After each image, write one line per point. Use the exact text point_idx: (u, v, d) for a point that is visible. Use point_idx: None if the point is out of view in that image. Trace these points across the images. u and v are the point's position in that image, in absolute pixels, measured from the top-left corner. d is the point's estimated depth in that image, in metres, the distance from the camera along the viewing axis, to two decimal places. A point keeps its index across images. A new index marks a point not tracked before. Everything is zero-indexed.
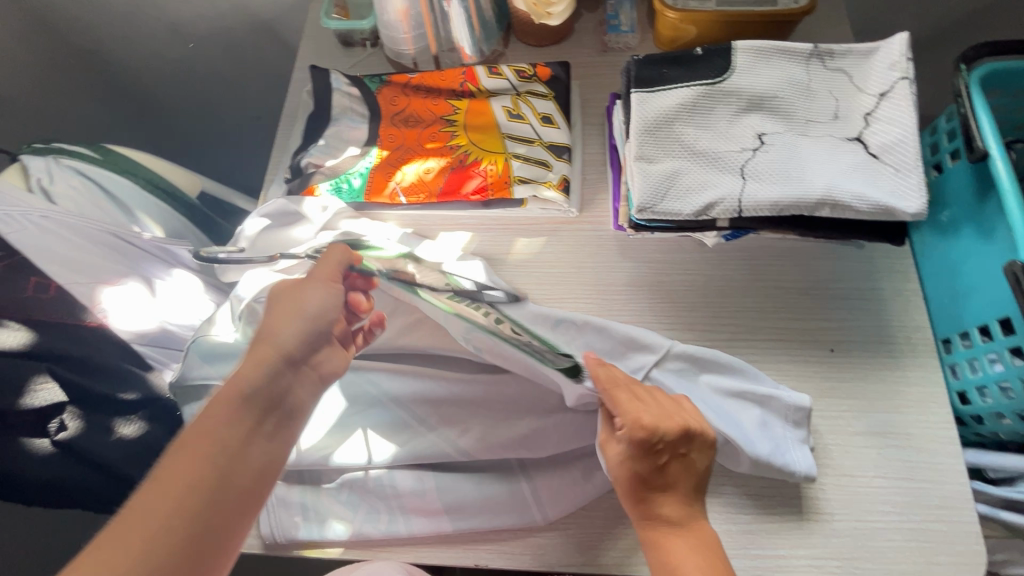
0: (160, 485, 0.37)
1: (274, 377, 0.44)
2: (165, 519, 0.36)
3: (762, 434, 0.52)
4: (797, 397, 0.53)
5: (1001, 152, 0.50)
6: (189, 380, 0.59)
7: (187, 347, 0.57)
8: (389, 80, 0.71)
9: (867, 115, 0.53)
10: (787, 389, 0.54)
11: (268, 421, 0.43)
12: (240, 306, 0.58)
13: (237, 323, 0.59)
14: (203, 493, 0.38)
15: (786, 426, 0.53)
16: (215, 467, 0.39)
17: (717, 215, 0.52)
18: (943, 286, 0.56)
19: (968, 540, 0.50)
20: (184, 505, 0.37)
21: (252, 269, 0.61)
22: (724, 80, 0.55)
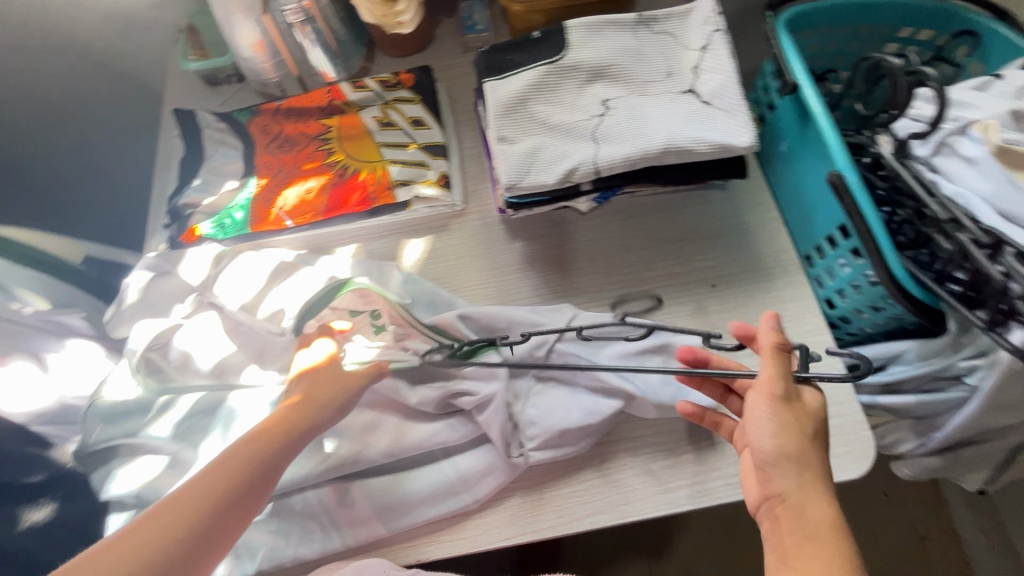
0: (142, 528, 0.42)
1: (277, 444, 0.49)
2: (137, 555, 0.41)
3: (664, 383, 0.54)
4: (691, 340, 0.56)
5: (808, 80, 0.56)
6: (91, 446, 0.56)
7: (82, 410, 0.55)
8: (258, 111, 0.72)
9: (694, 68, 0.58)
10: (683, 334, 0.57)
11: (253, 482, 0.47)
12: (134, 359, 0.58)
13: (136, 376, 0.58)
14: (171, 542, 0.42)
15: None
16: (189, 521, 0.43)
17: (579, 179, 0.55)
18: (795, 208, 0.62)
19: (858, 428, 0.55)
20: (155, 547, 0.41)
21: (143, 320, 0.61)
22: (564, 57, 0.59)
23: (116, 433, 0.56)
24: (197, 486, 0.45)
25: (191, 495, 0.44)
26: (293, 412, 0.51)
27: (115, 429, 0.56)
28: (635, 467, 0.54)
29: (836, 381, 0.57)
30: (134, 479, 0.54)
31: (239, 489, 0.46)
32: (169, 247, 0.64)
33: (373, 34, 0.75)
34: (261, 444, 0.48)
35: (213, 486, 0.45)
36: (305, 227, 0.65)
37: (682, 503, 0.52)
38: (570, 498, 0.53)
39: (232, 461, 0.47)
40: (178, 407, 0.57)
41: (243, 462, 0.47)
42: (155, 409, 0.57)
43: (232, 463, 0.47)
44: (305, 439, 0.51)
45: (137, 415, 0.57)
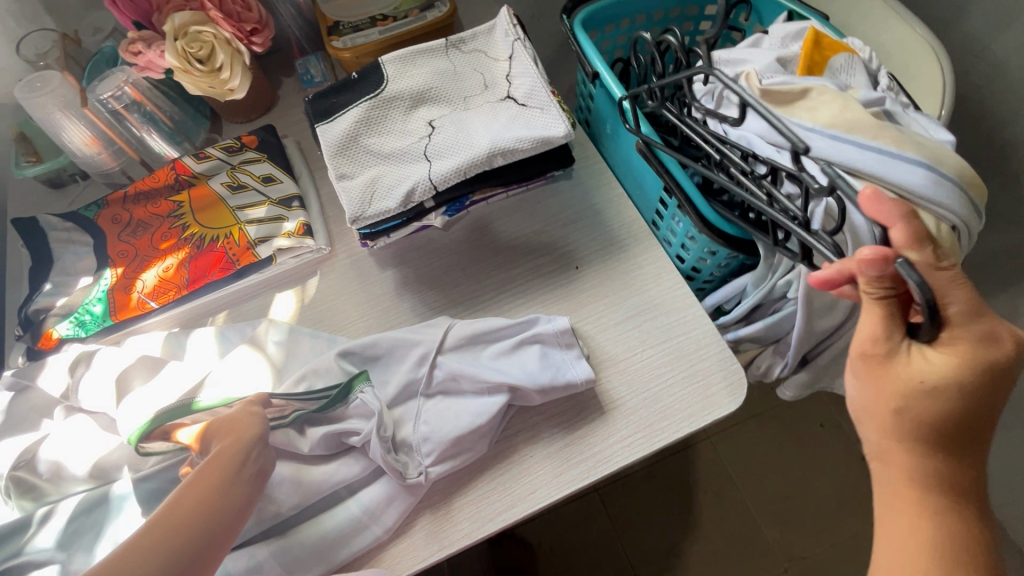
0: None
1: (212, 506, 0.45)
2: None
3: (544, 365, 0.57)
4: (559, 322, 0.58)
5: (605, 67, 0.62)
6: None
7: None
8: (105, 202, 0.70)
9: (506, 76, 0.63)
10: (553, 319, 0.59)
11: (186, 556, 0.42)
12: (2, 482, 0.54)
13: (9, 499, 0.54)
14: None
15: (563, 349, 0.58)
16: None
17: (421, 197, 0.58)
18: (632, 181, 0.68)
19: (729, 364, 0.59)
20: None
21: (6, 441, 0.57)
22: (384, 89, 0.62)
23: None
24: (124, 555, 0.40)
25: (134, 556, 0.40)
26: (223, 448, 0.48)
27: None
28: (536, 453, 0.56)
29: (701, 326, 0.61)
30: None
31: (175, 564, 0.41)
32: (27, 359, 0.61)
33: (213, 106, 0.76)
34: (190, 504, 0.44)
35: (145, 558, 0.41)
36: (171, 304, 0.64)
37: (585, 476, 0.54)
38: (479, 501, 0.54)
39: (168, 511, 0.44)
40: (53, 525, 0.53)
41: (183, 509, 0.44)
42: (29, 532, 0.52)
43: (171, 529, 0.43)
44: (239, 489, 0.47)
45: (6, 546, 0.52)
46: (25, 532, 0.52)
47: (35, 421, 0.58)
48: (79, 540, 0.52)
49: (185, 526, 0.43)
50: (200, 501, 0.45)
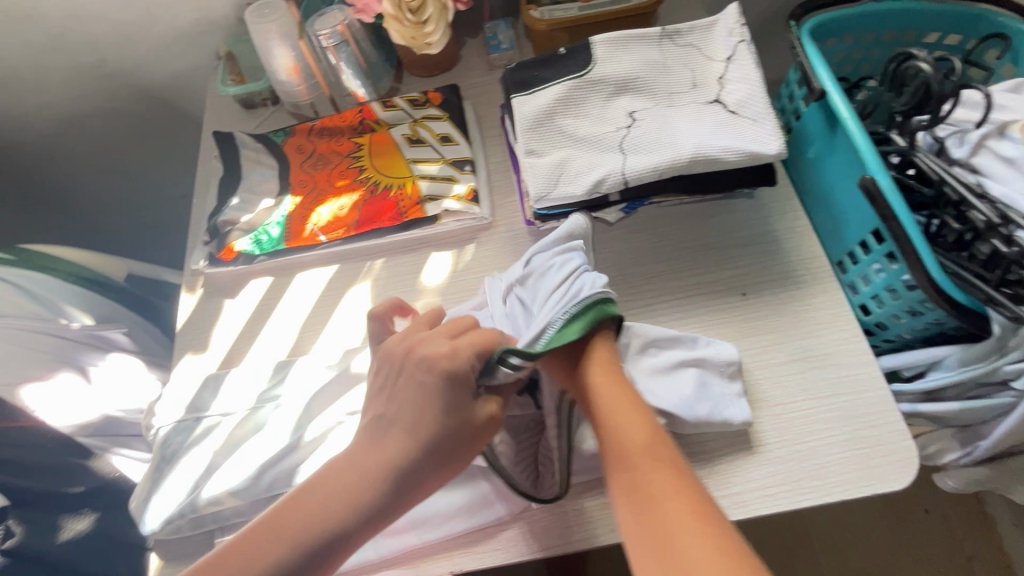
0: (283, 516, 0.44)
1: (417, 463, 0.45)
2: (274, 551, 0.42)
3: (702, 395, 0.54)
4: (726, 351, 0.56)
5: (836, 87, 0.56)
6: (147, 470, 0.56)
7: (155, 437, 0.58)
8: (293, 131, 0.74)
9: (720, 78, 0.59)
10: (718, 346, 0.57)
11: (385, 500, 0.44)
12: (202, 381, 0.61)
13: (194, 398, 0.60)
14: (304, 543, 0.43)
15: (724, 382, 0.55)
16: (317, 528, 0.43)
17: (608, 190, 0.56)
18: (825, 213, 0.62)
19: (899, 437, 0.53)
20: (290, 545, 0.42)
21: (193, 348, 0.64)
22: (590, 71, 0.60)
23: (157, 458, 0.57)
24: (332, 480, 0.45)
25: (337, 488, 0.44)
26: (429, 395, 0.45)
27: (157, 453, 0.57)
28: None
29: (875, 389, 0.56)
30: (167, 505, 0.54)
31: (365, 511, 0.44)
32: (209, 264, 0.67)
33: (402, 55, 0.77)
34: (394, 451, 0.45)
35: (344, 491, 0.44)
36: (338, 241, 0.67)
37: None
38: (605, 509, 0.52)
39: (378, 450, 0.45)
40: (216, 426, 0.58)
41: (388, 452, 0.45)
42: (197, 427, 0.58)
43: (370, 466, 0.45)
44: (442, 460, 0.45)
45: (178, 436, 0.57)
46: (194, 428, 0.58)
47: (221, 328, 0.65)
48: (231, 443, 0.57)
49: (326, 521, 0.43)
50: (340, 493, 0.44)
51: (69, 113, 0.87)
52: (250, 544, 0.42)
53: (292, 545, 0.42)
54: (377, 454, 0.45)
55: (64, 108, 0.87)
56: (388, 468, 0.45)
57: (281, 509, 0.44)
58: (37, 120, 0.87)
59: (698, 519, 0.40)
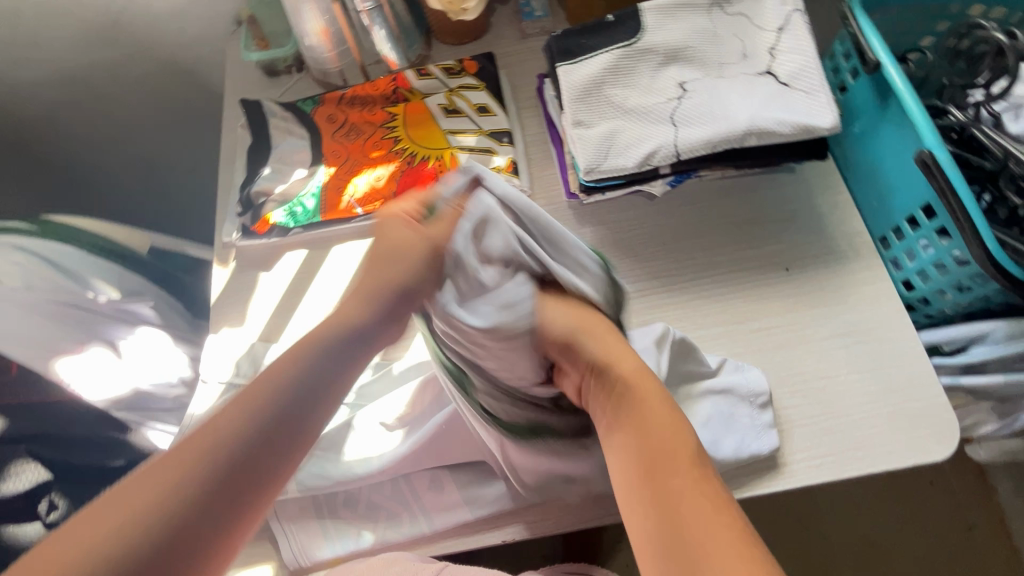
0: (193, 441, 0.37)
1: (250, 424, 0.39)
2: (178, 484, 0.35)
3: (728, 428, 0.53)
4: (755, 380, 0.55)
5: (891, 59, 0.55)
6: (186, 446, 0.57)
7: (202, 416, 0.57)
8: (322, 100, 0.72)
9: (771, 49, 0.58)
10: (749, 372, 0.56)
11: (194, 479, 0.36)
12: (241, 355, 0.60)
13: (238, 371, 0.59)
14: (208, 463, 0.36)
15: (754, 412, 0.54)
16: (214, 466, 0.37)
17: (659, 162, 0.55)
18: (869, 189, 0.62)
19: (942, 410, 0.54)
20: (190, 475, 0.36)
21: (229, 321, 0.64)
22: (638, 40, 0.59)
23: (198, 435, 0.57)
24: (257, 390, 0.40)
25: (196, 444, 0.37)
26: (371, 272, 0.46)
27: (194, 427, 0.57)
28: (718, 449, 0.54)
29: (918, 363, 0.56)
30: None
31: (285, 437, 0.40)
32: (243, 236, 0.66)
33: (432, 22, 0.75)
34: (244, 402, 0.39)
35: (229, 430, 0.38)
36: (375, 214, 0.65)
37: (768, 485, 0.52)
38: None
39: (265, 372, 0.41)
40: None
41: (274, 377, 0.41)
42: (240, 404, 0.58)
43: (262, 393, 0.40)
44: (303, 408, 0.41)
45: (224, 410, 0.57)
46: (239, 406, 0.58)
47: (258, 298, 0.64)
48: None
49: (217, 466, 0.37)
50: (232, 440, 0.38)
51: (81, 80, 0.84)
52: (147, 479, 0.35)
53: (177, 486, 0.35)
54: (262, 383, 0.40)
55: (75, 75, 0.83)
56: (244, 424, 0.38)
57: (189, 439, 0.37)
58: (45, 87, 0.83)
59: (740, 551, 0.35)
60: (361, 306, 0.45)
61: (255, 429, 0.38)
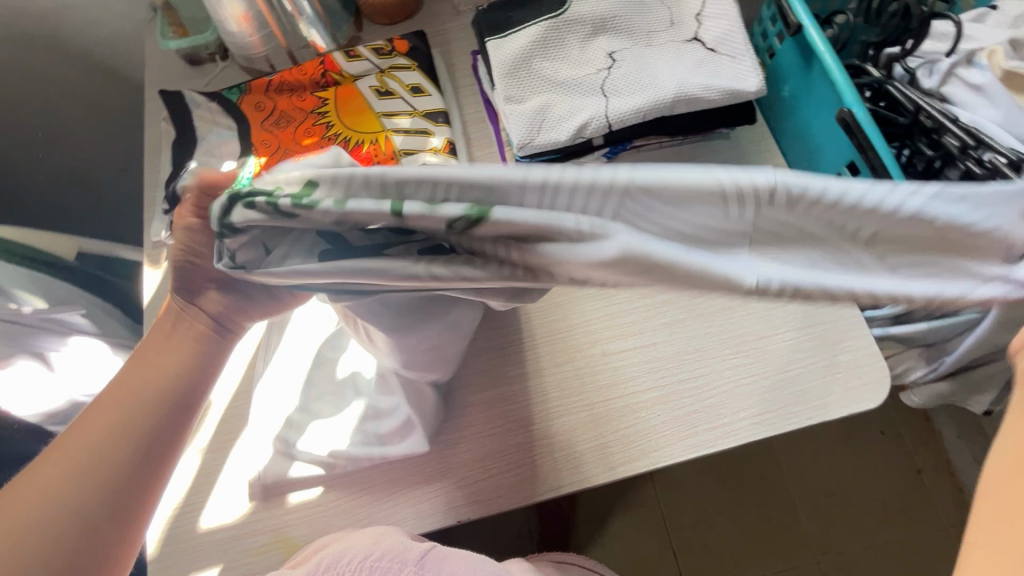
0: (91, 422, 0.40)
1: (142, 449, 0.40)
2: (89, 450, 0.39)
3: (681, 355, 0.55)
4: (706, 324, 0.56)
5: (812, 21, 0.56)
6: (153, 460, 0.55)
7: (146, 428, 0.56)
8: (249, 88, 0.69)
9: (697, 16, 0.58)
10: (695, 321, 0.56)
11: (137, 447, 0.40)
12: None
13: None
14: (109, 449, 0.39)
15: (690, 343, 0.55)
16: (150, 425, 0.40)
17: (591, 134, 0.55)
18: (799, 151, 0.63)
19: (872, 359, 0.56)
20: (100, 448, 0.39)
21: (162, 327, 0.61)
22: (566, 11, 0.58)
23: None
24: (126, 413, 0.40)
25: (103, 427, 0.39)
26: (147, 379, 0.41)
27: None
28: (667, 414, 0.54)
29: (849, 316, 0.58)
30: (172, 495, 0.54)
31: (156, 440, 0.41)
32: (172, 234, 0.63)
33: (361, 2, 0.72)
34: (128, 409, 0.40)
35: (114, 413, 0.40)
36: None
37: (714, 444, 0.53)
38: (599, 449, 0.53)
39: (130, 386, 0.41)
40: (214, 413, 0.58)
41: (123, 414, 0.40)
42: None
43: (146, 395, 0.41)
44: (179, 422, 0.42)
45: None
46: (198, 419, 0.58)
47: None
48: (232, 429, 0.57)
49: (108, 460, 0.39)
50: (159, 417, 0.41)
51: None
52: (74, 445, 0.39)
53: (70, 501, 0.37)
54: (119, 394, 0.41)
55: None
56: (138, 405, 0.41)
57: (112, 404, 0.41)
58: None
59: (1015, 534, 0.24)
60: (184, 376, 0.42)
61: (159, 405, 0.41)
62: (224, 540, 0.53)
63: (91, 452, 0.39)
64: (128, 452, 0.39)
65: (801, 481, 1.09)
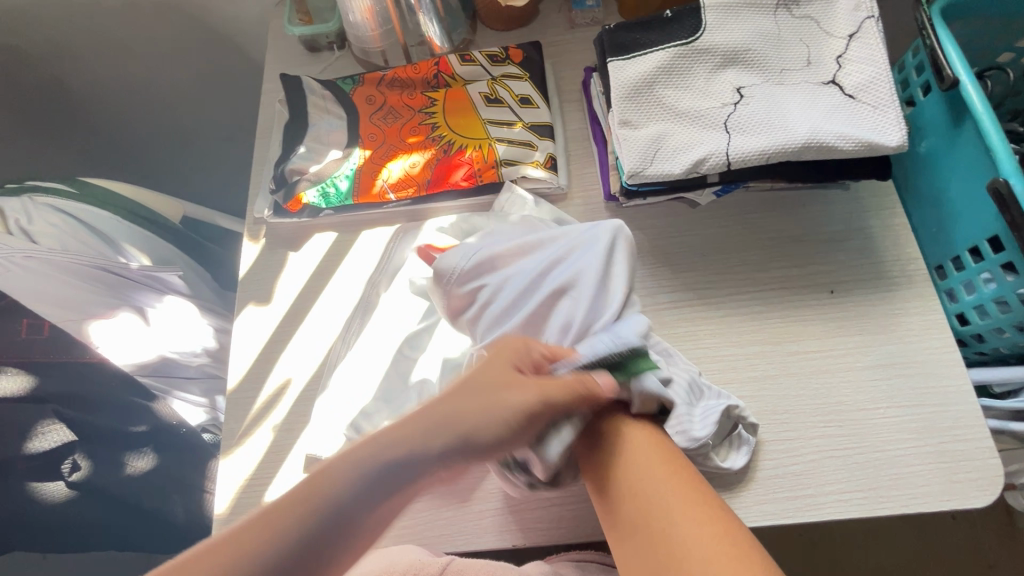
0: (255, 532, 0.32)
1: (323, 542, 0.33)
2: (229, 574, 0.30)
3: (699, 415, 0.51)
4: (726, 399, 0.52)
5: (971, 77, 0.51)
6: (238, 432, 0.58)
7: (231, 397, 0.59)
8: (362, 80, 0.70)
9: (839, 57, 0.54)
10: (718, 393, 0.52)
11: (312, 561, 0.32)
12: (263, 339, 0.61)
13: (256, 358, 0.61)
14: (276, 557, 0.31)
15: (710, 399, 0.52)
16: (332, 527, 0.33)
17: (708, 170, 0.52)
18: (930, 213, 0.58)
19: (985, 454, 0.51)
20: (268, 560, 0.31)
21: (252, 303, 0.63)
22: (697, 39, 0.56)
23: (236, 423, 0.58)
24: (303, 496, 0.33)
25: (284, 519, 0.32)
26: (375, 449, 0.35)
27: (240, 433, 0.58)
28: (744, 472, 0.52)
29: (964, 402, 0.53)
30: (238, 474, 0.56)
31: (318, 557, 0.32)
32: (274, 214, 0.65)
33: (479, 6, 0.73)
34: (298, 516, 0.32)
35: (308, 504, 0.33)
36: (408, 201, 0.64)
37: (794, 515, 0.50)
38: None
39: (326, 476, 0.34)
40: (291, 393, 0.59)
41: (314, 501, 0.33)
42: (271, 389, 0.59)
43: (331, 492, 0.33)
44: (352, 533, 0.34)
45: (245, 395, 0.59)
46: (275, 397, 0.59)
47: (282, 276, 0.64)
48: (304, 413, 0.58)
49: (288, 535, 0.32)
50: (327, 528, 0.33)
51: (125, 41, 0.84)
52: (228, 553, 0.31)
53: None
54: (323, 474, 0.34)
55: (119, 34, 0.83)
56: (315, 511, 0.33)
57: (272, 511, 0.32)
58: (87, 45, 0.83)
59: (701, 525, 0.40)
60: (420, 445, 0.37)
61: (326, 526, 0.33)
62: None
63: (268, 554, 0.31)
64: (300, 552, 0.32)
65: (857, 558, 1.00)
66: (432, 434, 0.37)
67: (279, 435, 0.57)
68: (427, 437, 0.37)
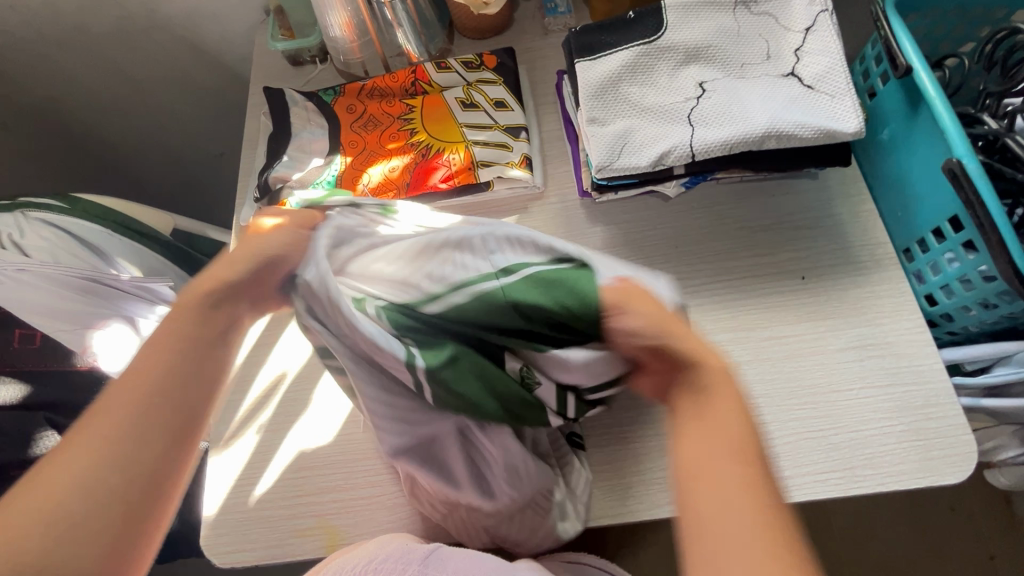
0: (98, 415, 0.38)
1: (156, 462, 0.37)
2: (92, 474, 0.36)
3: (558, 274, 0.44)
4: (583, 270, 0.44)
5: (924, 64, 0.53)
6: (225, 433, 0.59)
7: (218, 399, 0.60)
8: (343, 90, 0.72)
9: (796, 50, 0.56)
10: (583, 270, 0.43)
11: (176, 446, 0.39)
12: (251, 342, 0.63)
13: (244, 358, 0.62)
14: (136, 484, 0.36)
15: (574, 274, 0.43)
16: (119, 454, 0.36)
17: (673, 162, 0.54)
18: (894, 198, 0.60)
19: (957, 432, 0.52)
20: (113, 458, 0.36)
21: None
22: (659, 38, 0.58)
23: (224, 425, 0.59)
24: (166, 382, 0.39)
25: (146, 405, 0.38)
26: (135, 391, 0.38)
27: (228, 434, 0.59)
28: None
29: (937, 381, 0.54)
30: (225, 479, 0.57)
31: (144, 480, 0.37)
32: None
33: (454, 15, 0.75)
34: (144, 416, 0.38)
35: (127, 403, 0.38)
36: None
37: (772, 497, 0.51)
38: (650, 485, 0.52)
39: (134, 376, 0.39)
40: (283, 390, 0.60)
41: (107, 428, 0.37)
42: (258, 387, 0.61)
43: (116, 418, 0.37)
44: (142, 487, 0.37)
45: (233, 393, 0.60)
46: (266, 395, 0.60)
47: None
48: (290, 412, 0.59)
49: (92, 471, 0.36)
50: (114, 468, 0.36)
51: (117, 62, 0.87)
52: (63, 467, 0.36)
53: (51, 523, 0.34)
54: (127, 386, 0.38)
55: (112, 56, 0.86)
56: (108, 441, 0.37)
57: (120, 392, 0.38)
58: (81, 68, 0.86)
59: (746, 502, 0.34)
60: (154, 419, 0.38)
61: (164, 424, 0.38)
62: (274, 519, 0.55)
63: (108, 470, 0.36)
64: (121, 478, 0.36)
65: (852, 549, 0.99)
66: (148, 395, 0.38)
67: (265, 436, 0.58)
68: (143, 406, 0.38)
